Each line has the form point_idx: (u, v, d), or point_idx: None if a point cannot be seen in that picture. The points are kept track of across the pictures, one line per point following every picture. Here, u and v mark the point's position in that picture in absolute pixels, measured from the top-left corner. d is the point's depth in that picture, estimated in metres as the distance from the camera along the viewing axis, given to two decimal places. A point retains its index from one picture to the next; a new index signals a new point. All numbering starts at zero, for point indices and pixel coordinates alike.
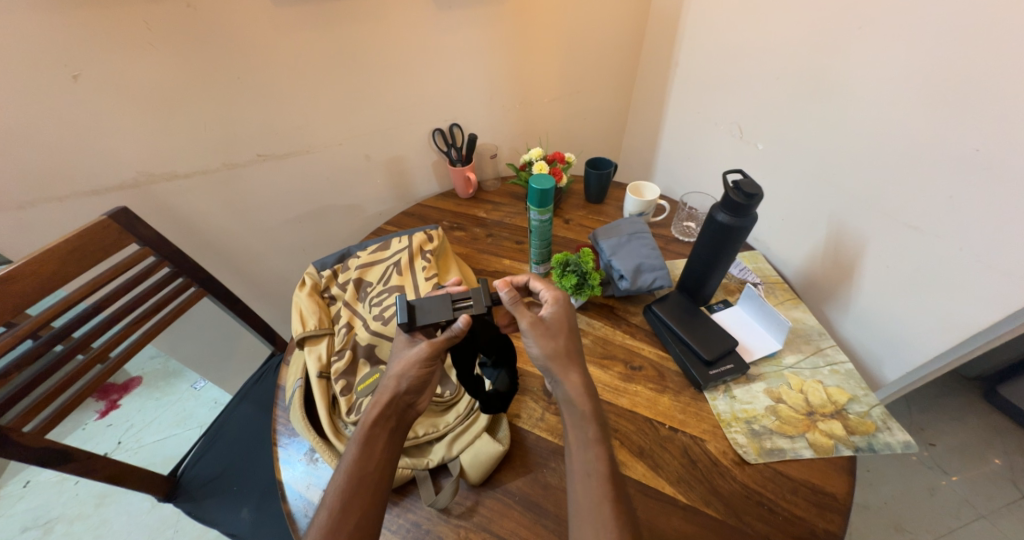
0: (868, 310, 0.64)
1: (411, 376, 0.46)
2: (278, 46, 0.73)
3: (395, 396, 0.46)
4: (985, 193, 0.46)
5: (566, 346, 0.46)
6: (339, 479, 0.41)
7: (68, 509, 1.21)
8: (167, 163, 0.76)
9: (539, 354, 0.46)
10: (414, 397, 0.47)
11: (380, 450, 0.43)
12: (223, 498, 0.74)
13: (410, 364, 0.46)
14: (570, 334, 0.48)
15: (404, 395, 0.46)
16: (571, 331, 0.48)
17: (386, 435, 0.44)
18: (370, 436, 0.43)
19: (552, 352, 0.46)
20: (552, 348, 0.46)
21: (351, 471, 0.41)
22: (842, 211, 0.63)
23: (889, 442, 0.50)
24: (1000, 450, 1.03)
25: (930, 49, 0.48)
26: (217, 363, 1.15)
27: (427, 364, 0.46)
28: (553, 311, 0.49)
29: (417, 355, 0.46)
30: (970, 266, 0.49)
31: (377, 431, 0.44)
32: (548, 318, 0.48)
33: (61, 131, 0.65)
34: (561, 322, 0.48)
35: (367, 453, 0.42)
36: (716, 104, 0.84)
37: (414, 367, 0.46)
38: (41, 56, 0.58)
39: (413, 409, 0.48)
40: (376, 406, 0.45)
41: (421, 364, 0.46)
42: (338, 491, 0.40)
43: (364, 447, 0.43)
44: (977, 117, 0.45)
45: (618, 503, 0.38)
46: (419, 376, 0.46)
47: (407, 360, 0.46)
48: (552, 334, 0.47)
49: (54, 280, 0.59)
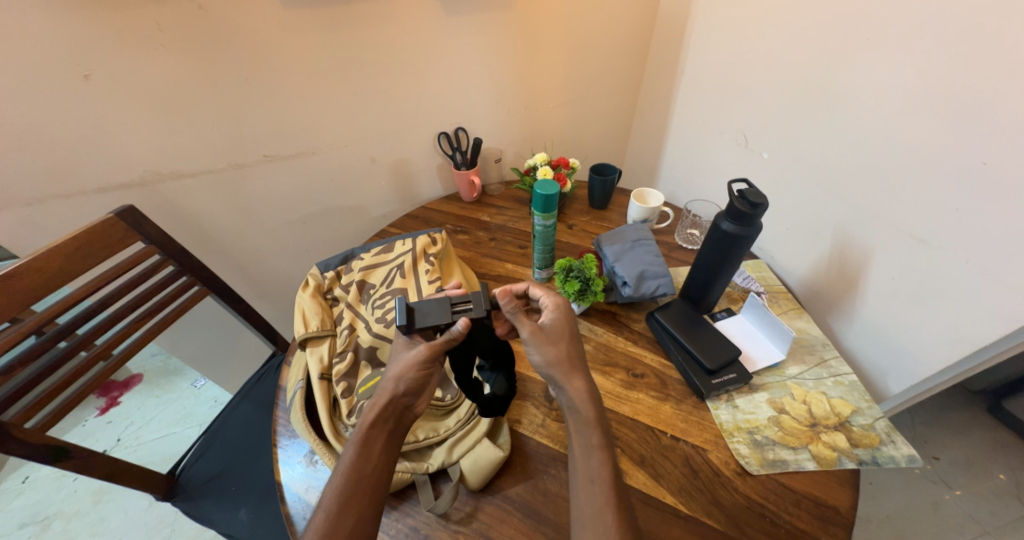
0: (872, 321, 0.64)
1: (409, 378, 0.46)
2: (288, 49, 0.74)
3: (393, 398, 0.46)
4: (989, 205, 0.46)
5: (567, 352, 0.46)
6: (336, 480, 0.41)
7: (66, 506, 1.21)
8: (175, 162, 0.76)
9: (541, 362, 0.46)
10: (412, 399, 0.47)
11: (377, 452, 0.43)
12: (222, 498, 0.74)
13: (408, 366, 0.46)
14: (571, 339, 0.48)
15: (402, 397, 0.46)
16: (574, 337, 0.48)
17: (383, 437, 0.44)
18: (367, 437, 0.43)
19: (555, 358, 0.46)
20: (553, 354, 0.46)
21: (349, 473, 0.41)
22: (847, 222, 0.63)
23: (893, 456, 0.49)
24: (1005, 465, 1.01)
25: (935, 61, 0.48)
26: (219, 361, 1.15)
27: (426, 367, 0.46)
28: (553, 318, 0.49)
29: (416, 357, 0.46)
30: (975, 280, 0.49)
31: (375, 432, 0.44)
32: (548, 325, 0.48)
33: (70, 129, 0.65)
34: (562, 329, 0.48)
35: (365, 454, 0.42)
36: (722, 113, 0.85)
37: (412, 369, 0.46)
38: (53, 55, 0.59)
39: (410, 411, 0.47)
40: (374, 407, 0.45)
41: (419, 366, 0.46)
42: (335, 492, 0.40)
43: (362, 448, 0.42)
44: (979, 130, 0.45)
45: (620, 511, 0.38)
46: (417, 378, 0.46)
47: (405, 362, 0.46)
48: (552, 341, 0.47)
49: (61, 276, 0.59)
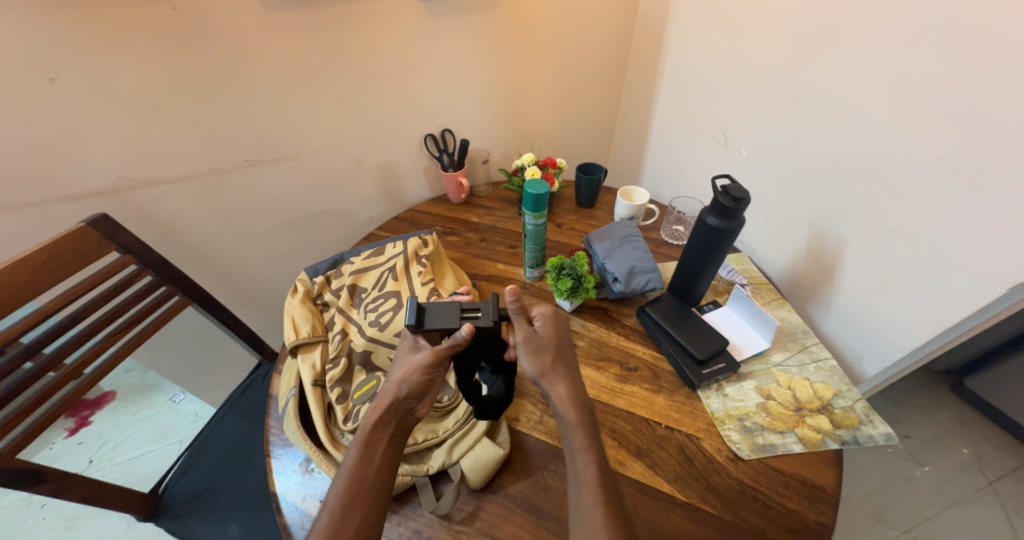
0: (849, 308, 0.67)
1: (412, 381, 0.46)
2: (268, 50, 0.72)
3: (396, 401, 0.46)
4: (949, 195, 0.49)
5: (552, 361, 0.47)
6: (340, 483, 0.40)
7: (35, 534, 1.14)
8: (150, 169, 0.74)
9: (527, 370, 0.47)
10: (414, 402, 0.47)
11: (380, 455, 0.43)
12: (210, 515, 0.71)
13: (413, 370, 0.46)
14: (559, 347, 0.48)
15: (404, 399, 0.46)
16: (565, 343, 0.49)
17: (386, 440, 0.44)
18: (370, 439, 0.43)
19: (540, 370, 0.47)
20: (540, 363, 0.47)
21: (353, 475, 0.41)
22: (823, 215, 0.66)
23: (872, 435, 0.52)
24: (968, 440, 1.08)
25: (903, 60, 0.51)
26: (201, 374, 1.11)
27: (429, 371, 0.46)
28: (545, 326, 0.49)
29: (420, 360, 0.46)
30: (943, 265, 0.52)
31: (378, 435, 0.44)
32: (540, 331, 0.49)
33: (35, 135, 0.62)
34: (552, 337, 0.48)
35: (367, 458, 0.42)
36: (701, 112, 0.87)
37: (416, 372, 0.46)
38: (16, 58, 0.55)
39: (412, 414, 0.47)
40: (377, 409, 0.45)
41: (423, 370, 0.46)
42: (338, 494, 0.40)
43: (364, 451, 0.42)
44: (942, 126, 0.48)
45: (608, 508, 0.39)
46: (421, 382, 0.46)
47: (409, 365, 0.47)
48: (541, 350, 0.47)
49: (30, 291, 0.56)
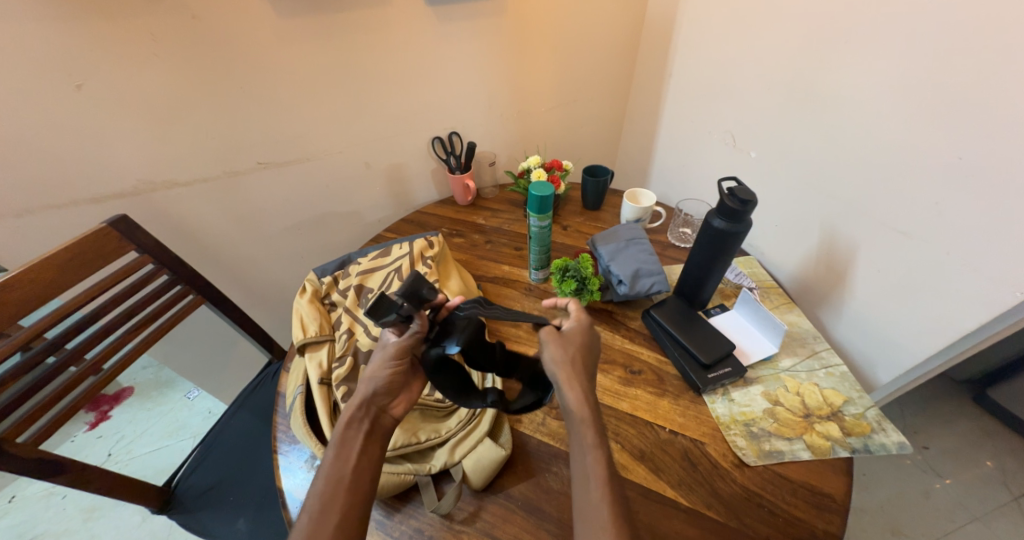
0: (862, 313, 0.65)
1: (380, 377, 0.47)
2: (282, 56, 0.74)
3: (366, 399, 0.46)
4: (970, 198, 0.48)
5: (573, 357, 0.47)
6: (319, 480, 0.41)
7: (55, 524, 1.18)
8: (167, 172, 0.76)
9: (547, 360, 0.47)
10: (386, 400, 0.48)
11: (355, 453, 0.43)
12: (219, 509, 0.73)
13: (381, 367, 0.48)
14: (584, 347, 0.49)
15: (375, 396, 0.47)
16: (591, 346, 0.50)
17: (362, 439, 0.44)
18: (344, 438, 0.44)
19: (563, 354, 0.47)
20: (560, 356, 0.47)
21: (329, 473, 0.41)
22: (835, 217, 0.65)
23: (884, 443, 0.51)
24: (991, 453, 1.04)
25: (922, 60, 0.49)
26: (213, 371, 1.14)
27: (394, 364, 0.48)
28: (574, 325, 0.51)
29: (383, 356, 0.48)
30: (960, 270, 0.51)
31: (353, 433, 0.44)
32: (568, 332, 0.50)
33: (61, 139, 0.64)
34: (578, 336, 0.50)
35: (341, 456, 0.42)
36: (710, 113, 0.87)
37: (383, 369, 0.48)
38: (45, 65, 0.58)
39: (387, 413, 0.48)
40: (349, 410, 0.46)
41: (390, 364, 0.48)
42: (317, 492, 0.40)
43: (338, 450, 0.43)
44: (958, 126, 0.47)
45: (615, 506, 0.38)
46: (388, 376, 0.47)
47: (375, 363, 0.48)
48: (567, 345, 0.48)
49: (54, 288, 0.59)
